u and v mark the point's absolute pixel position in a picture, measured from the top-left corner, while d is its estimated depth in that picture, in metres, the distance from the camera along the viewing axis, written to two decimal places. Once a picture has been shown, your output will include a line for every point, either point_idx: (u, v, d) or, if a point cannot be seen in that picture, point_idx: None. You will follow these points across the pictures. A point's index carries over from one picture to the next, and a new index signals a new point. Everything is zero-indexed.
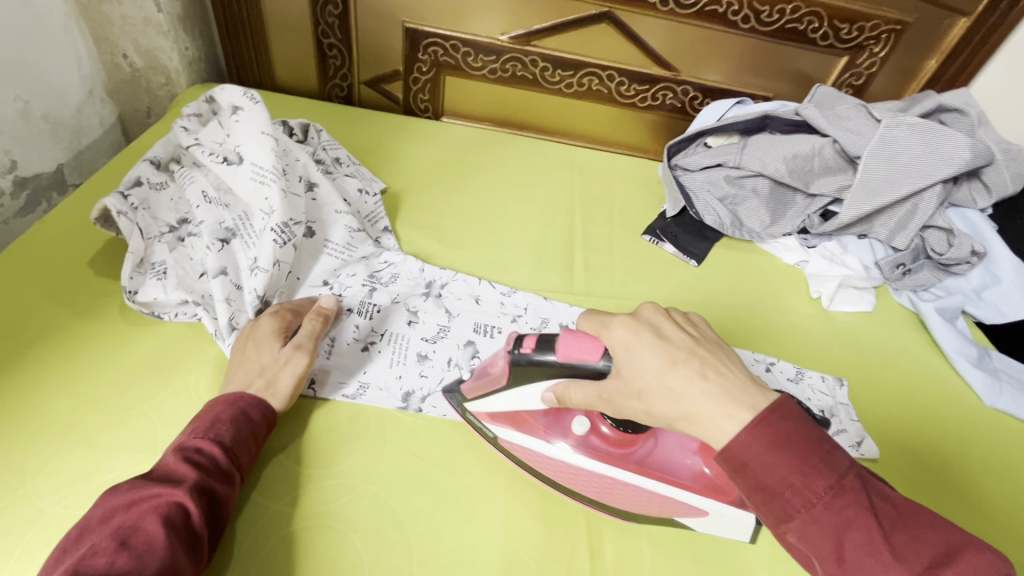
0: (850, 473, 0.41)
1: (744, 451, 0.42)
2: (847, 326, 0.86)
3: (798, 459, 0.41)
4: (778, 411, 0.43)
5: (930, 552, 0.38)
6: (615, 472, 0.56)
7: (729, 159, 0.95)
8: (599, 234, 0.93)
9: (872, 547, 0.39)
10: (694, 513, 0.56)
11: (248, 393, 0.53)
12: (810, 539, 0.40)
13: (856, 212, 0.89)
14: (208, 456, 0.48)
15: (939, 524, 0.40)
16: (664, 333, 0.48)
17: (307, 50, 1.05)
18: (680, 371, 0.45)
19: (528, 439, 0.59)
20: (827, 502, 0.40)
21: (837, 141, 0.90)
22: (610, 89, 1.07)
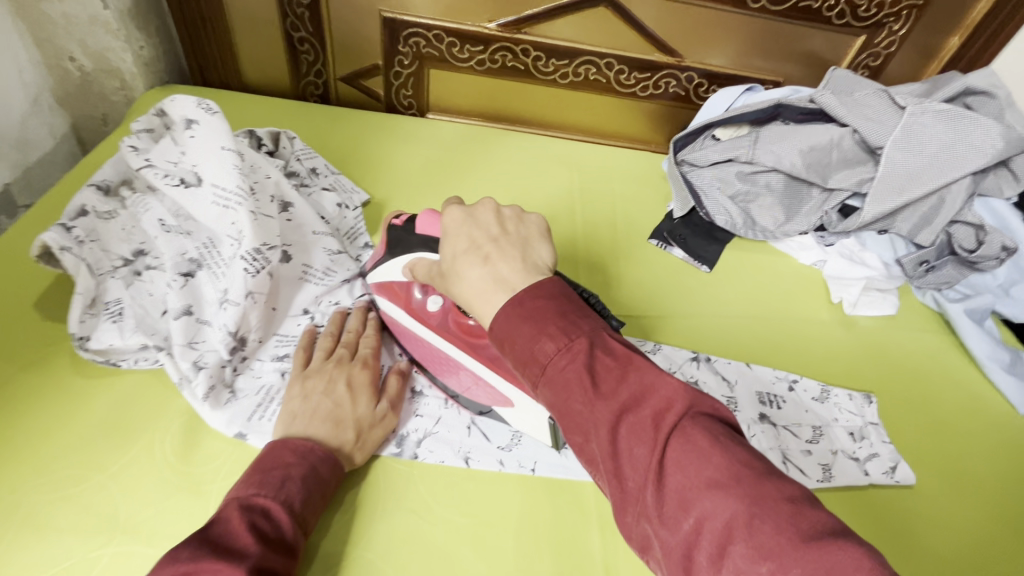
0: (582, 334, 0.39)
1: (503, 324, 0.41)
2: (870, 332, 0.81)
3: (537, 322, 0.40)
4: (532, 289, 0.42)
5: (639, 398, 0.36)
6: (467, 360, 0.57)
7: (741, 154, 0.88)
8: (603, 240, 0.86)
9: (585, 396, 0.37)
10: (507, 404, 0.57)
11: (324, 448, 0.50)
12: (551, 399, 0.38)
13: (878, 209, 0.82)
14: (275, 521, 0.44)
15: (655, 372, 0.38)
16: (475, 224, 0.48)
17: (276, 44, 0.96)
18: (469, 256, 0.46)
19: (393, 307, 0.61)
20: (556, 362, 0.38)
21: (857, 131, 0.84)
22: (609, 78, 0.99)
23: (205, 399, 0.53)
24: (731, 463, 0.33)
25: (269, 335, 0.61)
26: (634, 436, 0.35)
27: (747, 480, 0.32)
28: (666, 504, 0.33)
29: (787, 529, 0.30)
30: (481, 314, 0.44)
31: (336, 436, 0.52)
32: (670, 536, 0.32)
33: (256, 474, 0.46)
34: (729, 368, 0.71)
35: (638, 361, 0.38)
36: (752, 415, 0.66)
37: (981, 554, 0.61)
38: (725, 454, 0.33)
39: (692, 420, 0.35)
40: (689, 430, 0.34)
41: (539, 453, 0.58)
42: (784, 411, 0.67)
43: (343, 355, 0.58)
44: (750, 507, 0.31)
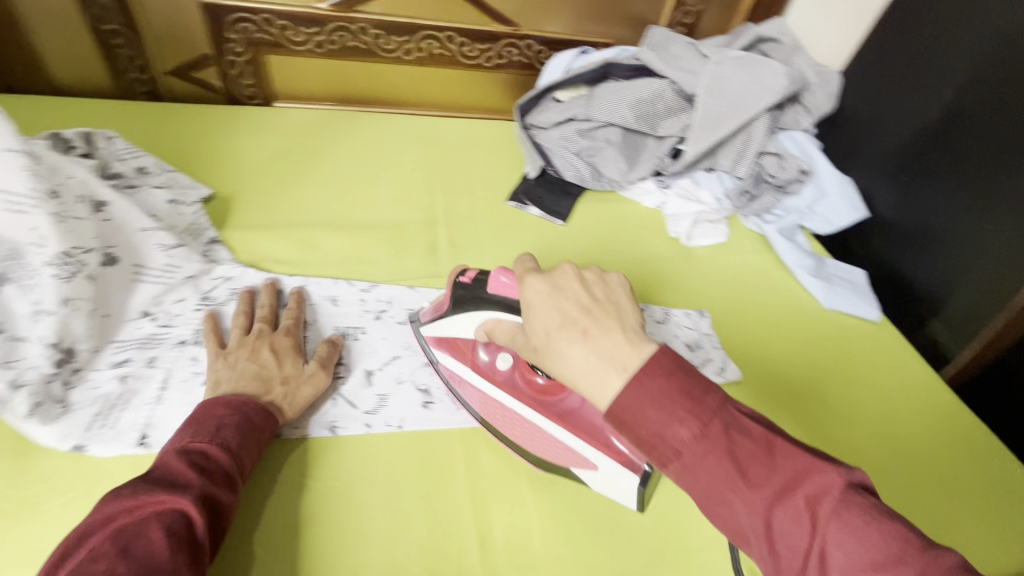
0: (713, 413, 0.39)
1: (621, 404, 0.40)
2: (704, 259, 0.91)
3: (665, 407, 0.39)
4: (649, 366, 0.40)
5: (785, 481, 0.37)
6: (537, 418, 0.57)
7: (578, 112, 0.95)
8: (462, 207, 0.89)
9: (733, 484, 0.37)
10: (586, 466, 0.56)
11: (253, 399, 0.53)
12: (694, 487, 0.38)
13: (699, 148, 0.92)
14: (213, 461, 0.47)
15: (799, 451, 0.38)
16: (562, 294, 0.47)
17: (84, 40, 0.88)
18: (563, 332, 0.44)
19: (455, 362, 0.62)
20: (692, 448, 0.38)
21: (675, 82, 0.93)
22: (452, 51, 1.02)
23: (30, 415, 0.50)
24: (893, 541, 0.34)
25: (103, 341, 0.58)
26: (785, 520, 0.36)
27: (908, 553, 0.34)
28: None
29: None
30: (591, 395, 0.43)
31: (266, 392, 0.55)
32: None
33: (193, 426, 0.49)
34: None
35: (772, 437, 0.39)
36: None
37: (797, 427, 0.72)
38: (878, 528, 0.35)
39: (847, 500, 0.36)
40: (848, 513, 0.35)
41: (409, 412, 0.61)
42: None
43: (264, 327, 0.61)
44: None
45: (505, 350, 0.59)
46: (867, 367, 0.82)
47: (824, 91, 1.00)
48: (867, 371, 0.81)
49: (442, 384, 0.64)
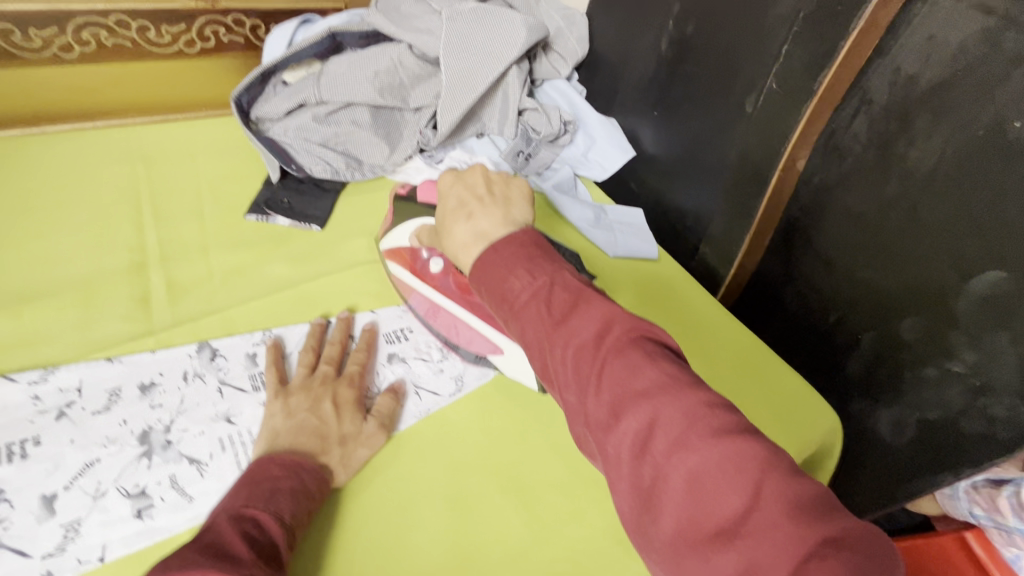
0: (552, 272, 0.44)
1: (479, 267, 0.47)
2: None
3: (510, 264, 0.45)
4: (507, 240, 0.47)
5: (595, 327, 0.40)
6: (466, 313, 0.64)
7: (308, 96, 0.82)
8: (184, 235, 0.72)
9: (546, 325, 0.42)
10: (496, 352, 0.63)
11: (314, 464, 0.51)
12: (520, 331, 0.43)
13: (452, 115, 0.84)
14: (265, 530, 0.45)
15: (611, 308, 0.42)
16: (469, 186, 0.56)
17: None
18: (457, 214, 0.53)
19: (402, 270, 0.69)
20: (522, 301, 0.43)
21: (412, 47, 0.84)
22: (132, 40, 0.82)
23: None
24: (665, 378, 0.37)
25: None
26: (582, 357, 0.39)
27: (671, 387, 0.37)
28: (604, 411, 0.38)
29: (697, 428, 0.35)
30: (467, 263, 0.51)
31: (323, 451, 0.53)
32: (614, 441, 0.37)
33: (247, 488, 0.47)
34: (352, 321, 0.66)
35: (596, 295, 0.43)
36: (380, 360, 0.64)
37: None
38: (659, 368, 0.37)
39: (637, 343, 0.39)
40: (633, 351, 0.39)
41: (115, 530, 0.46)
42: (412, 341, 0.67)
43: (327, 371, 0.59)
44: (672, 410, 0.36)
45: (436, 253, 0.66)
46: (657, 306, 0.83)
47: (575, 35, 0.99)
48: (657, 309, 0.83)
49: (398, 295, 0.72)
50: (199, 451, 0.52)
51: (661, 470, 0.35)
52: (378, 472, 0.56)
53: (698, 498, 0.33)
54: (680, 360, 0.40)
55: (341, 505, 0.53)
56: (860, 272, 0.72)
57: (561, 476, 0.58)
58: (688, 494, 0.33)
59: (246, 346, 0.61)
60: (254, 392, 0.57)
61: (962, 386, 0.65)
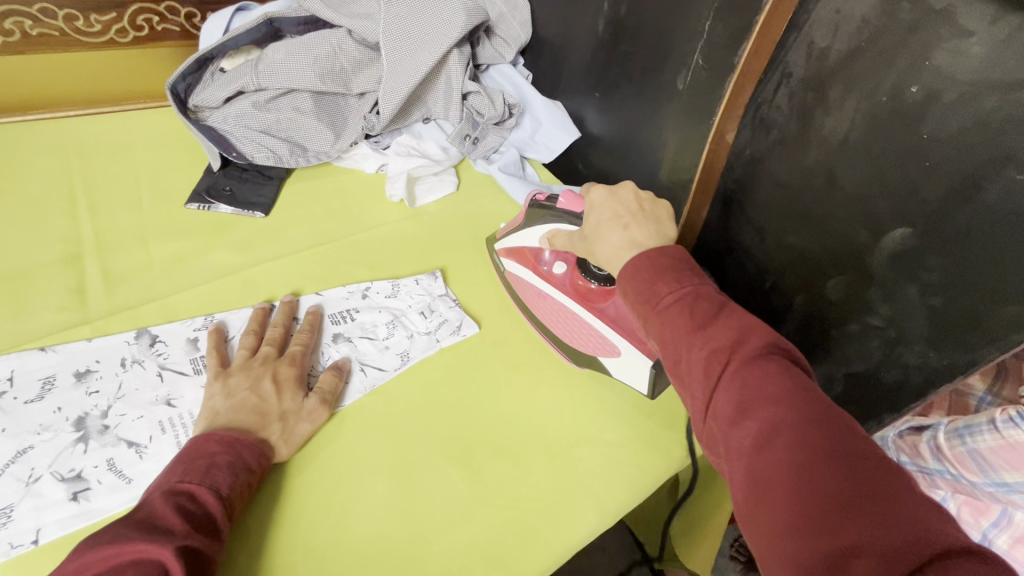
0: (697, 283, 0.48)
1: (628, 269, 0.51)
2: (436, 213, 0.86)
3: (655, 269, 0.50)
4: (656, 249, 0.51)
5: (734, 335, 0.44)
6: (581, 313, 0.65)
7: (247, 83, 0.81)
8: (121, 226, 0.71)
9: (686, 326, 0.46)
10: (611, 355, 0.64)
11: (252, 439, 0.52)
12: (657, 330, 0.47)
13: (394, 101, 0.85)
14: (202, 503, 0.46)
15: (753, 321, 0.45)
16: (620, 200, 0.58)
17: None
18: (610, 224, 0.56)
19: (521, 269, 0.71)
20: (663, 303, 0.47)
21: (352, 32, 0.85)
22: (60, 29, 0.79)
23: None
24: (801, 389, 0.41)
25: None
26: (717, 360, 0.43)
27: (807, 397, 0.40)
28: (732, 409, 0.41)
29: (828, 437, 0.38)
30: (619, 269, 0.55)
31: (263, 427, 0.53)
32: (738, 436, 0.40)
33: (185, 463, 0.49)
34: (295, 304, 0.67)
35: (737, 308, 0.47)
36: (325, 341, 0.65)
37: None
38: (795, 380, 0.41)
39: (777, 356, 0.43)
40: (772, 362, 0.42)
41: (49, 512, 0.46)
42: (357, 321, 0.67)
43: (269, 352, 0.59)
44: (802, 416, 0.39)
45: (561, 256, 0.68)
46: None
47: (517, 19, 0.99)
48: None
49: (512, 296, 0.73)
50: (138, 435, 0.52)
51: (782, 463, 0.38)
52: (324, 448, 0.57)
53: (816, 496, 0.36)
54: (812, 378, 0.43)
55: (284, 481, 0.54)
56: (789, 238, 0.76)
57: (505, 443, 0.60)
58: (807, 493, 0.36)
59: (187, 331, 0.61)
60: (195, 376, 0.57)
61: (880, 339, 0.69)
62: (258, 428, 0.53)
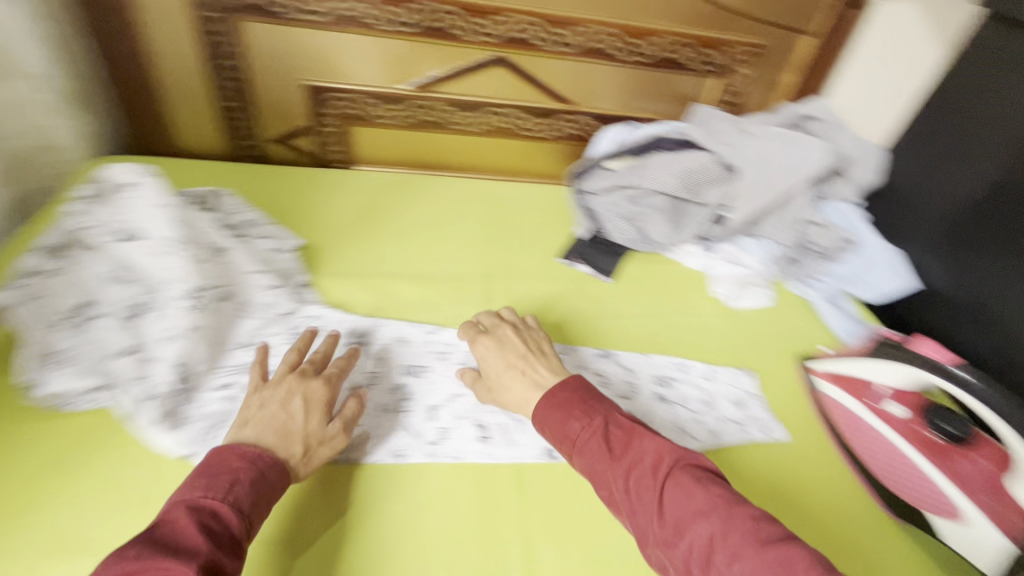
0: (599, 417, 0.60)
1: (541, 414, 0.63)
2: (749, 320, 0.94)
3: (565, 408, 0.62)
4: (562, 383, 0.64)
5: (647, 459, 0.56)
6: (918, 460, 0.70)
7: (627, 181, 1.02)
8: (517, 262, 0.95)
9: (602, 456, 0.57)
10: (948, 514, 0.66)
11: (273, 455, 0.55)
12: (583, 463, 0.59)
13: (743, 216, 0.98)
14: (223, 520, 0.49)
15: (665, 442, 0.58)
16: (502, 348, 0.71)
17: (208, 113, 1.04)
18: (510, 371, 0.68)
19: (846, 397, 0.77)
20: (583, 439, 0.59)
21: (717, 155, 0.99)
22: (514, 125, 1.14)
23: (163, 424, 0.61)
24: (716, 498, 0.52)
25: (217, 367, 0.67)
26: (640, 481, 0.55)
27: (723, 507, 0.51)
28: (669, 530, 0.52)
29: (750, 540, 0.48)
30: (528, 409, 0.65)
31: (283, 447, 0.56)
32: (677, 551, 0.51)
33: (203, 477, 0.51)
34: (631, 357, 0.81)
35: (648, 435, 0.59)
36: (650, 396, 0.76)
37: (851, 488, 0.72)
38: (709, 492, 0.52)
39: (680, 472, 0.54)
40: (684, 476, 0.54)
41: (469, 444, 0.67)
42: (677, 389, 0.78)
43: (307, 369, 0.64)
44: (724, 525, 0.50)
45: (903, 400, 0.73)
46: None
47: (870, 165, 1.04)
48: None
49: (817, 414, 0.80)
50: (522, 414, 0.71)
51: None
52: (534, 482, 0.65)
53: None
54: (722, 481, 0.54)
55: None
56: None
57: None
58: None
59: None
60: None
61: None
62: (280, 451, 0.56)
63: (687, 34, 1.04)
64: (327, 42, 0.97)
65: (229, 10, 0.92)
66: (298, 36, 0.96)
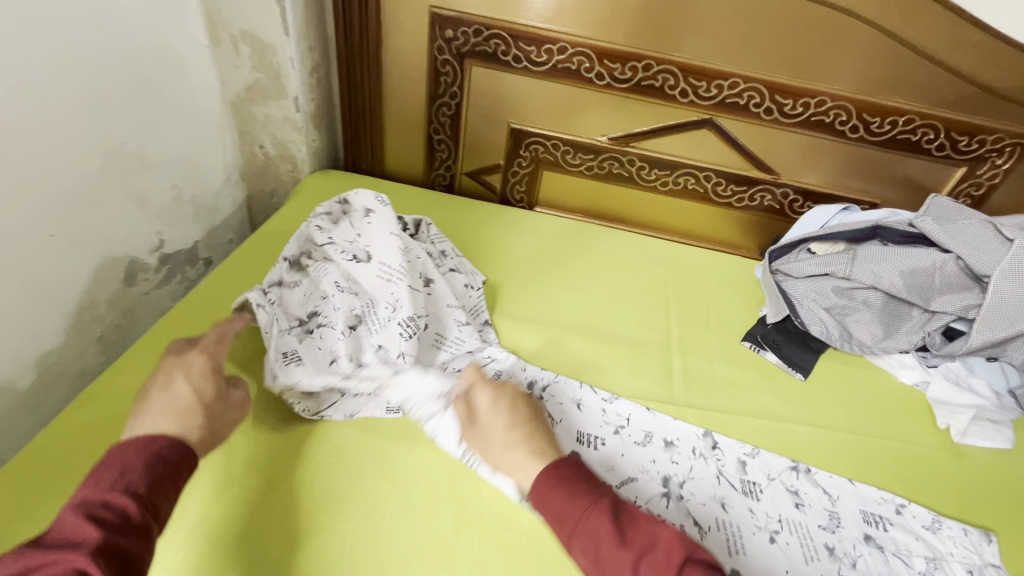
0: (590, 506, 0.50)
1: (537, 490, 0.53)
2: (983, 464, 0.77)
3: (570, 485, 0.52)
4: (563, 462, 0.55)
5: (665, 549, 0.47)
6: None
7: (838, 269, 0.90)
8: (696, 336, 0.89)
9: (613, 540, 0.48)
10: None
11: (165, 435, 0.49)
12: (587, 550, 0.49)
13: (988, 337, 0.82)
14: (116, 508, 0.42)
15: (674, 535, 0.48)
16: (507, 413, 0.61)
17: (418, 144, 1.13)
18: (513, 444, 0.58)
19: None
20: (588, 516, 0.50)
21: (961, 258, 0.84)
22: (706, 189, 1.08)
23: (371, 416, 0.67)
24: None
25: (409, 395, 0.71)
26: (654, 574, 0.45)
27: None
28: None
29: None
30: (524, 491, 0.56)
31: (188, 426, 0.51)
32: None
33: (90, 474, 0.45)
34: (833, 481, 0.69)
35: (654, 537, 0.48)
36: (856, 535, 0.64)
37: None
38: None
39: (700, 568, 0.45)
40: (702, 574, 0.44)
41: None
42: (892, 535, 0.65)
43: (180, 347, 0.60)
44: None
45: None
46: None
47: None
48: None
49: None
50: (704, 518, 0.63)
51: None
52: None
53: None
54: None
55: None
56: None
57: None
58: None
59: (737, 451, 0.71)
60: (745, 496, 0.66)
61: None
62: (178, 434, 0.50)
63: (936, 115, 0.91)
64: (541, 91, 1.00)
65: (461, 54, 0.99)
66: (517, 82, 1.00)
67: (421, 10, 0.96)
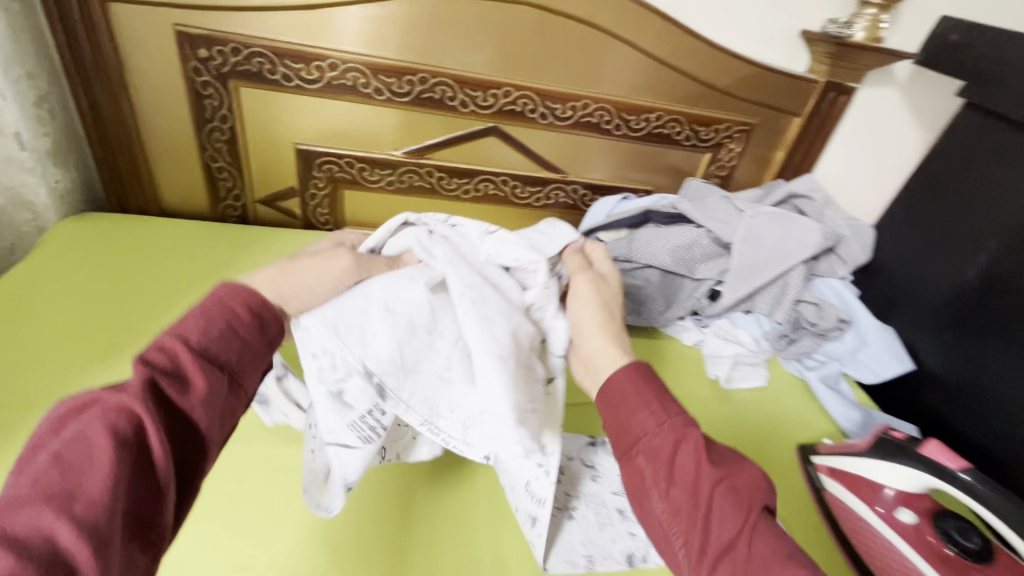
0: (677, 417, 0.52)
1: (624, 390, 0.54)
2: (745, 404, 0.90)
3: (656, 397, 0.53)
4: (649, 374, 0.55)
5: (740, 489, 0.48)
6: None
7: (619, 253, 0.98)
8: None
9: (701, 459, 0.49)
10: None
11: (275, 309, 0.50)
12: (660, 458, 0.50)
13: (737, 293, 0.96)
14: (174, 363, 0.42)
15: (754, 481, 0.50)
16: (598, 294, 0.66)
17: (196, 174, 1.03)
18: (609, 322, 0.63)
19: (856, 501, 0.71)
20: (666, 431, 0.51)
21: (711, 231, 0.98)
22: (505, 193, 1.13)
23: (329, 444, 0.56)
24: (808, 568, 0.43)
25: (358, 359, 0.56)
26: (725, 506, 0.47)
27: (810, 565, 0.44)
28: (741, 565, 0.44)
29: None
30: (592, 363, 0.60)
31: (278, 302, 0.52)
32: None
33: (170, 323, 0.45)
34: None
35: (736, 464, 0.51)
36: None
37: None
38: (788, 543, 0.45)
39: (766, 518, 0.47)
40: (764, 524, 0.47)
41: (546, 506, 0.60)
42: None
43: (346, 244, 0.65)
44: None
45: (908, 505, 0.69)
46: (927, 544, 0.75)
47: (857, 243, 1.04)
48: None
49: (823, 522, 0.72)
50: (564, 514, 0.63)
51: None
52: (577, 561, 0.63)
53: None
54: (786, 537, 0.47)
55: None
56: None
57: None
58: None
59: None
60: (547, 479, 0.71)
61: None
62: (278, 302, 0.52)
63: (678, 111, 1.06)
64: (321, 109, 0.97)
65: (222, 75, 0.91)
66: (293, 102, 0.95)
67: (163, 29, 0.87)
